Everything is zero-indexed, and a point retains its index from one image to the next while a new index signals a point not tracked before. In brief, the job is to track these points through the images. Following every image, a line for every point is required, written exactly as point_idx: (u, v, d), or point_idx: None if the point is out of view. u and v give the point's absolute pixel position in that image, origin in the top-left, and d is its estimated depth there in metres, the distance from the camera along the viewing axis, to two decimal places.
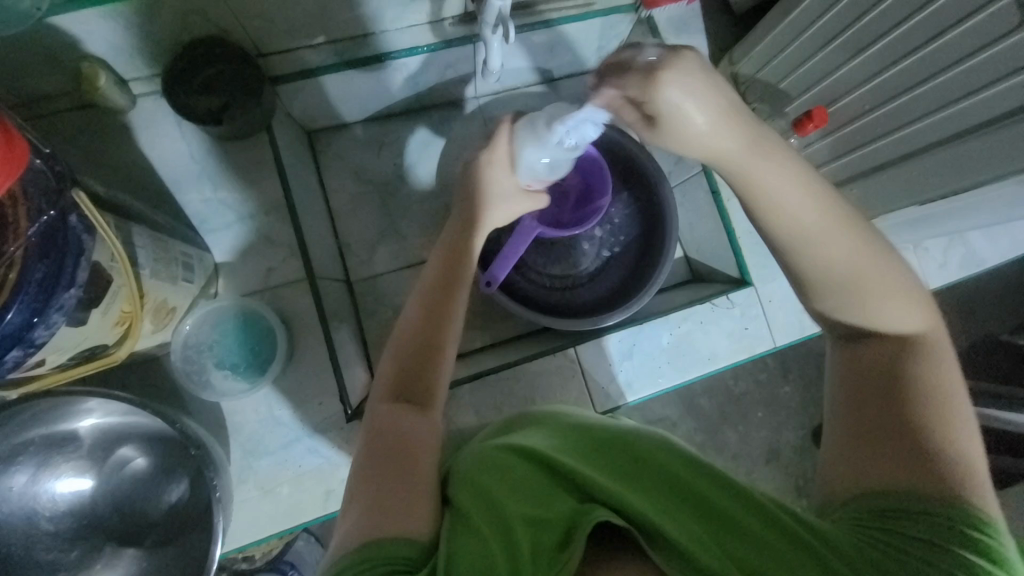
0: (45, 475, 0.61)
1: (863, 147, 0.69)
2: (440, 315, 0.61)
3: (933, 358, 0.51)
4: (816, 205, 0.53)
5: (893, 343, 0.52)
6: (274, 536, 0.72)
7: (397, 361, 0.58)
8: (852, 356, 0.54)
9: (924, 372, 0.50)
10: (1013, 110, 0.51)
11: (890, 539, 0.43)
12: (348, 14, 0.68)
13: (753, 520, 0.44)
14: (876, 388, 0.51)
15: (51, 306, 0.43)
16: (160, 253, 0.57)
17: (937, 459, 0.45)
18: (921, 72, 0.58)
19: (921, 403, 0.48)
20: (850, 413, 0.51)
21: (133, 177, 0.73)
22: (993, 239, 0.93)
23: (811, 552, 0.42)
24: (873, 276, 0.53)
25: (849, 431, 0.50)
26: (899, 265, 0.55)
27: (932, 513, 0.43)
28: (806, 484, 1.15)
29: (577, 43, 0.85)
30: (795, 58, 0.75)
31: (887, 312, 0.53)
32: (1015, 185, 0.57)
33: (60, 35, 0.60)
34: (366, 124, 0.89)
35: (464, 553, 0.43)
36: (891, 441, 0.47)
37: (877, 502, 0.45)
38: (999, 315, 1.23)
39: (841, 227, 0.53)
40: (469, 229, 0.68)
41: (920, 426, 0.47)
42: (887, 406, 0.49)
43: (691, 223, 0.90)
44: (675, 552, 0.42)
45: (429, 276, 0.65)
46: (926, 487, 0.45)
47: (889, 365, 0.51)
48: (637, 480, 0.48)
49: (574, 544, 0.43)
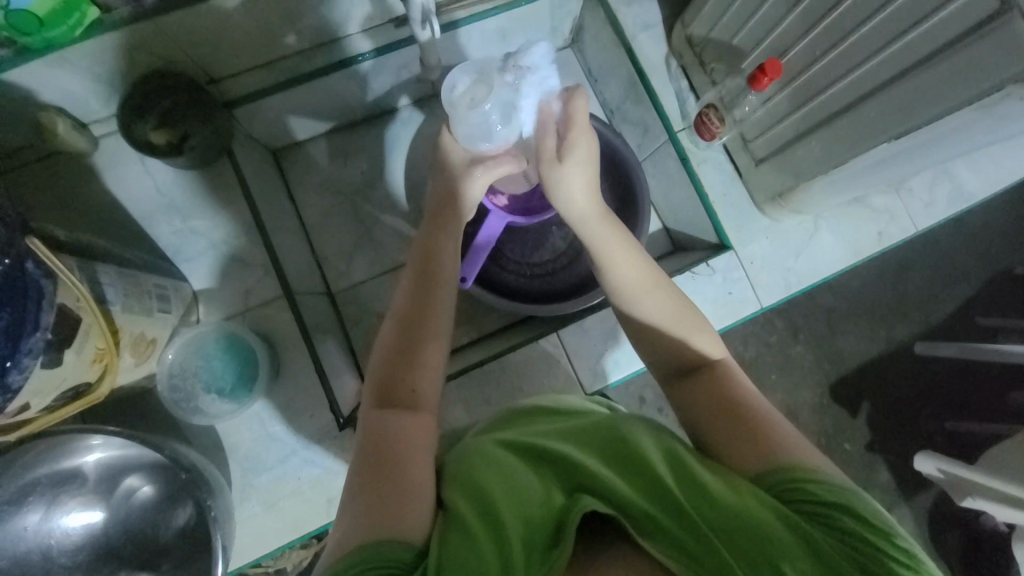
0: (56, 512, 0.64)
1: (822, 92, 0.66)
2: (420, 330, 0.60)
3: (738, 380, 0.54)
4: (643, 275, 0.61)
5: (706, 370, 0.55)
6: (285, 548, 0.74)
7: (379, 379, 0.57)
8: (676, 392, 0.56)
9: (735, 387, 0.53)
10: (954, 39, 0.49)
11: (820, 521, 0.41)
12: (289, 30, 0.69)
13: (734, 499, 0.41)
14: (714, 401, 0.52)
15: (20, 351, 0.44)
16: (130, 288, 0.59)
17: (796, 452, 0.46)
18: (866, 8, 0.57)
19: (760, 413, 0.50)
20: (704, 414, 0.52)
21: (105, 217, 0.75)
22: (980, 171, 0.90)
23: (800, 531, 0.39)
24: (678, 319, 0.59)
25: (709, 427, 0.51)
26: (700, 319, 0.60)
27: (831, 491, 0.43)
28: (829, 442, 1.15)
29: (526, 28, 0.84)
30: (743, 12, 0.73)
31: (693, 337, 0.58)
32: (980, 129, 0.55)
33: (12, 89, 0.62)
34: (329, 137, 0.89)
35: (453, 555, 0.40)
36: (745, 436, 0.48)
37: (783, 473, 0.44)
38: (1011, 247, 1.19)
39: (655, 286, 0.60)
40: (447, 232, 0.67)
41: (759, 425, 0.49)
42: (730, 417, 0.50)
43: (665, 192, 0.87)
44: (670, 541, 0.39)
45: (404, 293, 0.63)
46: (812, 468, 0.45)
47: (716, 390, 0.53)
48: (632, 465, 0.44)
49: (566, 537, 0.40)
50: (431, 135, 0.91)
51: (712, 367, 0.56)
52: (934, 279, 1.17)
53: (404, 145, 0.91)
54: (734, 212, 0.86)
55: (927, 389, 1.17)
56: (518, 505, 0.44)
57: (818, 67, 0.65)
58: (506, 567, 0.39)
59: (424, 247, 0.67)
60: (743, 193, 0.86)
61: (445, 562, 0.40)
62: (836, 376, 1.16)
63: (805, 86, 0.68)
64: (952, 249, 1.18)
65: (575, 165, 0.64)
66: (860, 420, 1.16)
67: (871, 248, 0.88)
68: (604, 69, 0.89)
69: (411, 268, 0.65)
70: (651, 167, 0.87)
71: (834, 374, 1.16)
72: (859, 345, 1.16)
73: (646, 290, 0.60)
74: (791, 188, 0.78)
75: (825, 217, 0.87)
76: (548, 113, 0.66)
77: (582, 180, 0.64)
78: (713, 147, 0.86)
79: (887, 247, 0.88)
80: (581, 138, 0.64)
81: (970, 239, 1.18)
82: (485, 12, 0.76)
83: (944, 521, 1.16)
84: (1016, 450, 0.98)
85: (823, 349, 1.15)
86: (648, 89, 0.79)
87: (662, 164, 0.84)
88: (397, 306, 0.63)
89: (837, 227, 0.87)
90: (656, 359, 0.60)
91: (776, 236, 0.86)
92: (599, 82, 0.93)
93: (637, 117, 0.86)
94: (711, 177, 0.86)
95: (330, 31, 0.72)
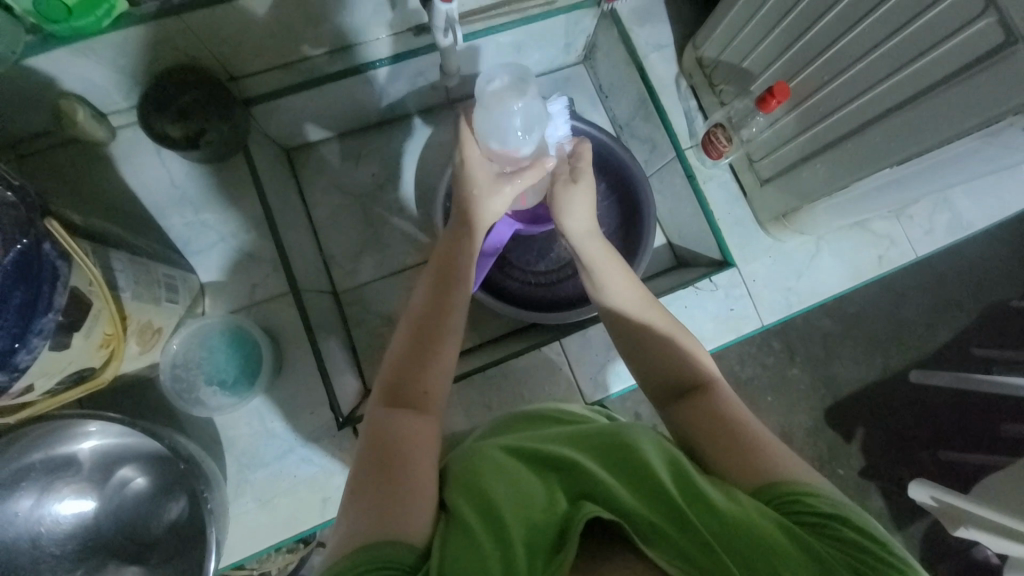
0: (49, 499, 0.63)
1: (829, 116, 0.67)
2: (433, 331, 0.60)
3: (733, 401, 0.55)
4: (638, 295, 0.65)
5: (703, 390, 0.55)
6: (277, 547, 0.73)
7: (389, 379, 0.57)
8: (673, 414, 0.55)
9: (731, 408, 0.53)
10: (961, 69, 0.51)
11: (821, 534, 0.41)
12: (312, 33, 0.71)
13: (736, 508, 0.41)
14: (711, 420, 0.52)
15: (31, 331, 0.45)
16: (140, 276, 0.59)
17: (796, 471, 0.46)
18: (875, 36, 0.59)
19: (757, 433, 0.51)
20: (702, 433, 0.52)
21: (117, 206, 0.76)
22: (978, 202, 0.92)
23: (802, 544, 0.39)
24: (674, 341, 0.61)
25: (706, 446, 0.51)
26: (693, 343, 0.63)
27: (832, 506, 0.43)
28: (825, 465, 1.15)
29: (542, 43, 0.86)
30: (754, 36, 0.75)
31: (690, 361, 0.59)
32: (983, 157, 0.56)
33: (37, 75, 0.63)
34: (343, 139, 0.90)
35: (456, 556, 0.40)
36: (745, 452, 0.48)
37: (784, 486, 0.45)
38: (1007, 280, 1.21)
39: (651, 307, 0.64)
40: (463, 236, 0.68)
41: (758, 443, 0.49)
42: (729, 436, 0.50)
43: (671, 208, 0.88)
44: (674, 549, 0.39)
45: (419, 295, 0.64)
46: (813, 483, 0.45)
47: (714, 410, 0.53)
48: (637, 472, 0.44)
49: (571, 542, 0.40)
50: (443, 142, 0.93)
51: (708, 387, 0.56)
52: (932, 307, 1.19)
53: (415, 150, 0.92)
54: (737, 230, 0.87)
55: (923, 417, 1.18)
56: (521, 510, 0.43)
57: (826, 92, 0.67)
58: (510, 570, 0.39)
59: (440, 252, 0.68)
60: (747, 212, 0.88)
61: (448, 563, 0.39)
62: (833, 400, 1.16)
63: (813, 110, 0.70)
64: (949, 278, 1.19)
65: (584, 190, 0.70)
66: (856, 445, 1.16)
67: (871, 271, 0.89)
68: (616, 86, 0.91)
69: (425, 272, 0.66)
70: (658, 183, 0.89)
71: (831, 397, 1.16)
72: (856, 369, 1.17)
73: (643, 310, 0.63)
74: (795, 209, 0.79)
75: (826, 239, 0.88)
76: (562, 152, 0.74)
77: (587, 209, 0.70)
78: (719, 166, 0.88)
79: (887, 271, 0.90)
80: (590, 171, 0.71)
81: (968, 270, 1.20)
82: (503, 25, 0.78)
83: (937, 550, 1.15)
84: (1010, 481, 0.98)
85: (820, 372, 1.16)
86: (658, 107, 0.81)
87: (669, 180, 0.85)
88: (412, 308, 0.63)
89: (838, 250, 0.88)
90: (652, 380, 0.59)
91: (778, 255, 0.87)
92: (610, 99, 0.95)
93: (646, 134, 0.87)
94: (716, 195, 0.88)
95: (351, 36, 0.73)
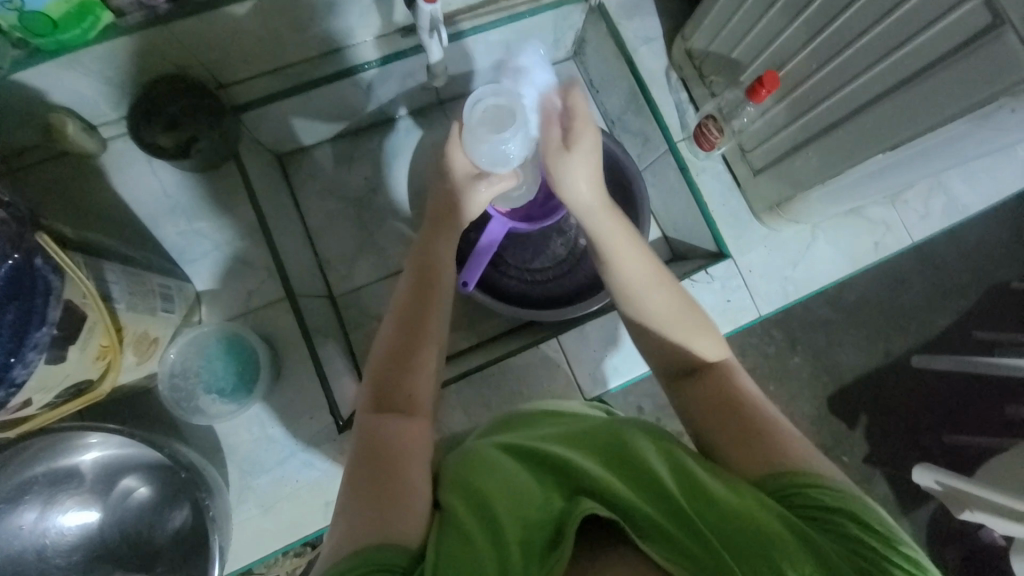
0: (53, 511, 0.63)
1: (819, 104, 0.67)
2: (418, 334, 0.60)
3: (745, 383, 0.55)
4: (650, 268, 0.62)
5: (713, 373, 0.55)
6: (282, 552, 0.74)
7: (375, 383, 0.57)
8: (683, 397, 0.55)
9: (741, 389, 0.53)
10: (949, 53, 0.51)
11: (820, 523, 0.41)
12: (300, 38, 0.70)
13: (734, 500, 0.41)
14: (723, 407, 0.52)
15: (25, 345, 0.45)
16: (135, 286, 0.59)
17: (799, 459, 0.46)
18: (861, 23, 0.59)
19: (764, 417, 0.51)
20: (710, 421, 0.52)
21: (110, 218, 0.76)
22: (972, 185, 0.92)
23: (801, 533, 0.40)
24: (687, 321, 0.59)
25: (715, 432, 0.51)
26: (706, 320, 0.60)
27: (831, 495, 0.43)
28: (828, 454, 1.15)
29: (531, 38, 0.86)
30: (743, 26, 0.75)
31: (695, 338, 0.58)
32: (975, 141, 0.56)
33: (25, 89, 0.63)
34: (334, 143, 0.90)
35: (451, 558, 0.40)
36: (752, 442, 0.48)
37: (786, 478, 0.44)
38: (1006, 261, 1.21)
39: (660, 281, 0.61)
40: (445, 237, 0.68)
41: (761, 434, 0.49)
42: (738, 423, 0.50)
43: (664, 201, 0.88)
44: (670, 544, 0.39)
45: (400, 296, 0.63)
46: (815, 472, 0.45)
47: (725, 392, 0.53)
48: (633, 468, 0.44)
49: (566, 540, 0.40)
50: (436, 142, 0.93)
51: (718, 369, 0.56)
52: (931, 291, 1.18)
53: (408, 151, 0.92)
54: (732, 221, 0.87)
55: (925, 401, 1.18)
56: (518, 508, 0.44)
57: (815, 80, 0.67)
58: (506, 569, 0.39)
59: (423, 251, 0.67)
60: (742, 202, 0.88)
61: (442, 563, 0.39)
62: (835, 388, 1.16)
63: (802, 98, 0.69)
64: (948, 262, 1.19)
65: (580, 156, 0.66)
66: (859, 433, 1.16)
67: (868, 258, 0.89)
68: (606, 81, 0.91)
69: (408, 271, 0.66)
70: (651, 176, 0.89)
71: (832, 385, 1.16)
72: (857, 357, 1.17)
73: (653, 283, 0.60)
74: (790, 198, 0.79)
75: (822, 227, 0.88)
76: (550, 108, 0.69)
77: (588, 171, 0.66)
78: (712, 157, 0.88)
79: (884, 258, 0.90)
80: (588, 131, 0.67)
81: (967, 253, 1.20)
82: (489, 23, 0.78)
83: (943, 536, 1.15)
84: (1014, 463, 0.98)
85: (821, 361, 1.16)
86: (649, 100, 0.81)
87: (662, 173, 0.85)
88: (395, 308, 0.63)
89: (835, 238, 0.88)
90: (661, 360, 0.59)
91: (774, 245, 0.87)
92: (601, 93, 0.94)
93: (638, 127, 0.87)
94: (710, 186, 0.88)
95: (338, 40, 0.73)
